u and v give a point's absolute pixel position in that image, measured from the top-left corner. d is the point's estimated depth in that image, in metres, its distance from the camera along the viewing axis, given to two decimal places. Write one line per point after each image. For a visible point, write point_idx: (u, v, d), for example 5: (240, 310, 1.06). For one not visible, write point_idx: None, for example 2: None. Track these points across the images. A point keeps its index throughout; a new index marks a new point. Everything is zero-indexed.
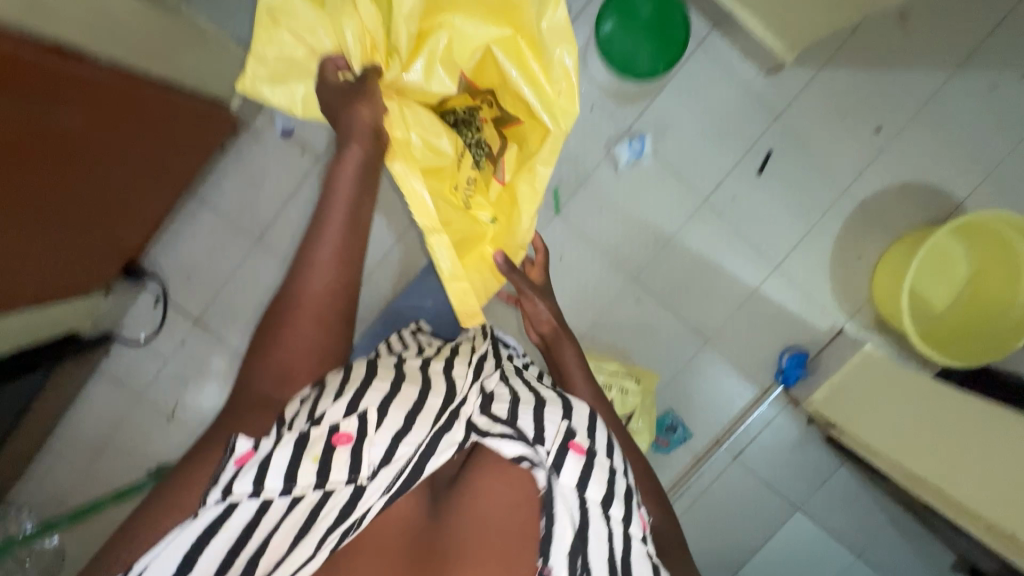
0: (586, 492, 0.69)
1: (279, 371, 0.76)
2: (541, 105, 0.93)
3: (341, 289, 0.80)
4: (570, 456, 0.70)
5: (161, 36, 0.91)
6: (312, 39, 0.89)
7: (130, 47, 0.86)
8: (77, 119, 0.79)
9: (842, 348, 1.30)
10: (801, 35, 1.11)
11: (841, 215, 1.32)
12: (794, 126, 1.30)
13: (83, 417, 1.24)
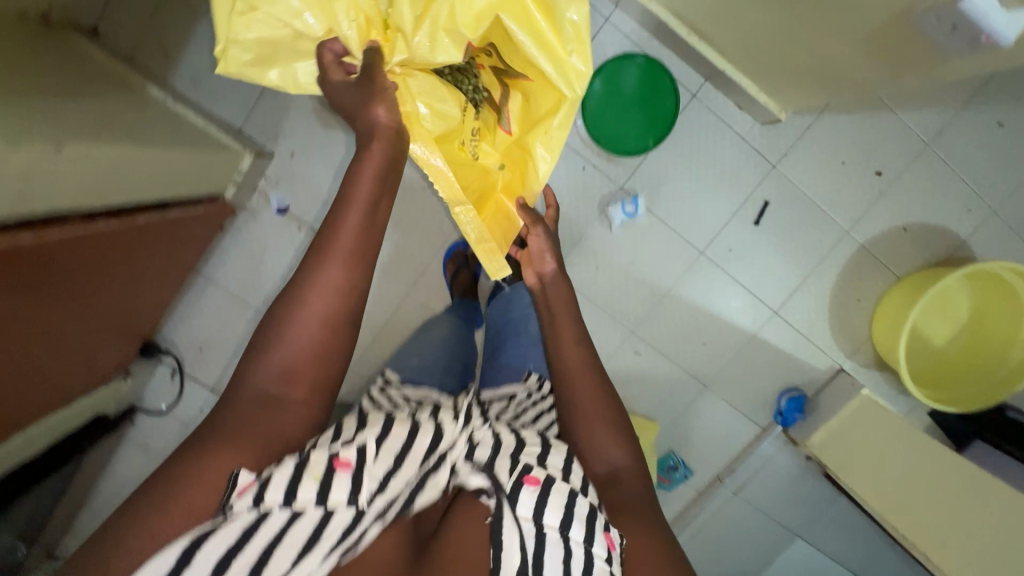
0: (544, 519, 0.63)
1: (280, 371, 0.65)
2: (557, 76, 0.79)
3: (345, 285, 0.68)
4: (528, 488, 0.64)
5: (163, 166, 0.89)
6: (297, 22, 0.77)
7: (128, 189, 0.84)
8: (76, 277, 0.80)
9: (839, 391, 1.34)
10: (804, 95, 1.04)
11: (842, 259, 1.31)
12: (794, 173, 1.24)
13: (117, 475, 1.38)
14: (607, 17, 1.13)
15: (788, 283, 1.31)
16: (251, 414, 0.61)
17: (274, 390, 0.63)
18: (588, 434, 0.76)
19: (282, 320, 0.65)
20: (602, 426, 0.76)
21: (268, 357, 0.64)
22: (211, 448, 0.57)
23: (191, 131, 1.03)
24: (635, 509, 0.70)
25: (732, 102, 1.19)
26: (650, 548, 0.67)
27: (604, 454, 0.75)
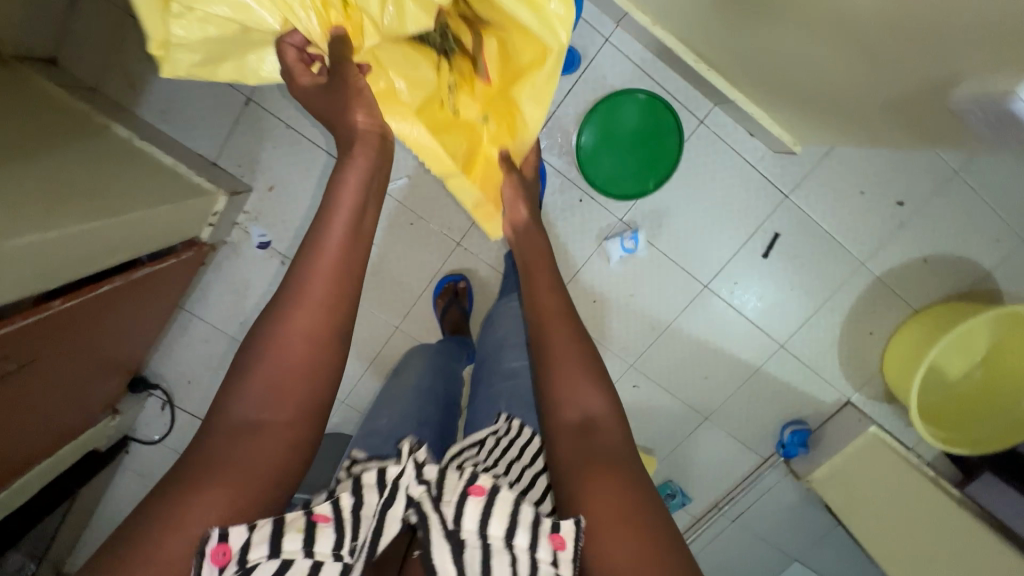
0: (490, 530, 0.50)
1: (262, 394, 0.54)
2: (535, 26, 0.68)
3: (334, 301, 0.62)
4: (473, 501, 0.51)
5: (123, 228, 0.84)
6: (246, 18, 0.73)
7: (87, 258, 0.79)
8: (47, 356, 0.77)
9: (845, 426, 1.30)
10: (826, 129, 0.95)
11: (855, 292, 1.23)
12: (808, 202, 1.16)
13: (114, 501, 1.39)
14: (607, 37, 1.03)
15: (797, 316, 1.25)
16: (226, 451, 0.50)
17: (253, 419, 0.53)
18: (561, 381, 0.64)
19: (263, 346, 0.57)
20: (571, 366, 0.65)
21: (247, 386, 0.55)
22: (177, 501, 0.45)
23: (162, 176, 0.97)
24: (609, 454, 0.56)
25: (743, 128, 1.10)
26: (626, 493, 0.52)
27: (575, 399, 0.62)
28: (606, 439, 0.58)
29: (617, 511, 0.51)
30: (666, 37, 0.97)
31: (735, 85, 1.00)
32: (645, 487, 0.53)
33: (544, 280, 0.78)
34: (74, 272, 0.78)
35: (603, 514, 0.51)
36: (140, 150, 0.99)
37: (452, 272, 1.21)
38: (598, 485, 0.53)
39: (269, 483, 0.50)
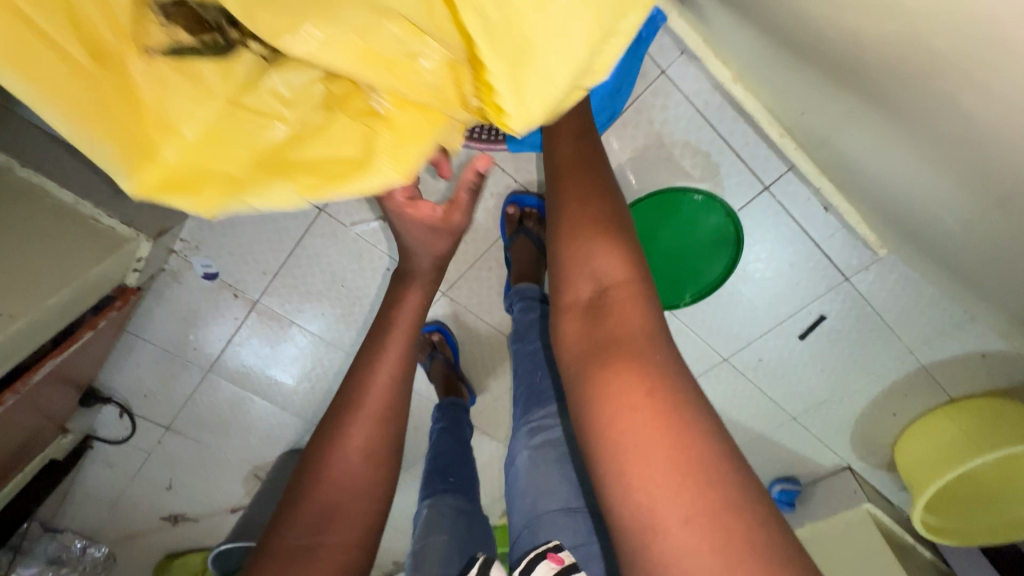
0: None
1: (318, 517, 0.54)
2: None
3: (389, 418, 0.60)
4: (546, 564, 0.47)
5: (19, 334, 0.65)
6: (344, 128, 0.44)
7: None
8: None
9: (837, 491, 1.26)
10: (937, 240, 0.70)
11: (891, 376, 1.08)
12: (867, 288, 0.94)
13: (90, 483, 1.39)
14: (664, 68, 0.76)
15: (817, 395, 1.12)
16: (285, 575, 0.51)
17: (306, 541, 0.53)
18: (569, 258, 0.50)
19: (313, 475, 0.56)
20: (581, 228, 0.51)
21: (301, 515, 0.54)
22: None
23: (57, 230, 0.73)
24: (624, 339, 0.42)
25: (818, 200, 0.84)
26: (647, 394, 0.38)
27: (586, 270, 0.48)
28: (626, 327, 0.43)
29: (646, 423, 0.37)
30: (750, 101, 0.75)
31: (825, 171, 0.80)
32: (691, 401, 0.39)
33: (571, 150, 0.59)
34: None
35: (625, 433, 0.38)
36: (21, 183, 0.72)
37: (436, 320, 1.04)
38: (614, 380, 0.40)
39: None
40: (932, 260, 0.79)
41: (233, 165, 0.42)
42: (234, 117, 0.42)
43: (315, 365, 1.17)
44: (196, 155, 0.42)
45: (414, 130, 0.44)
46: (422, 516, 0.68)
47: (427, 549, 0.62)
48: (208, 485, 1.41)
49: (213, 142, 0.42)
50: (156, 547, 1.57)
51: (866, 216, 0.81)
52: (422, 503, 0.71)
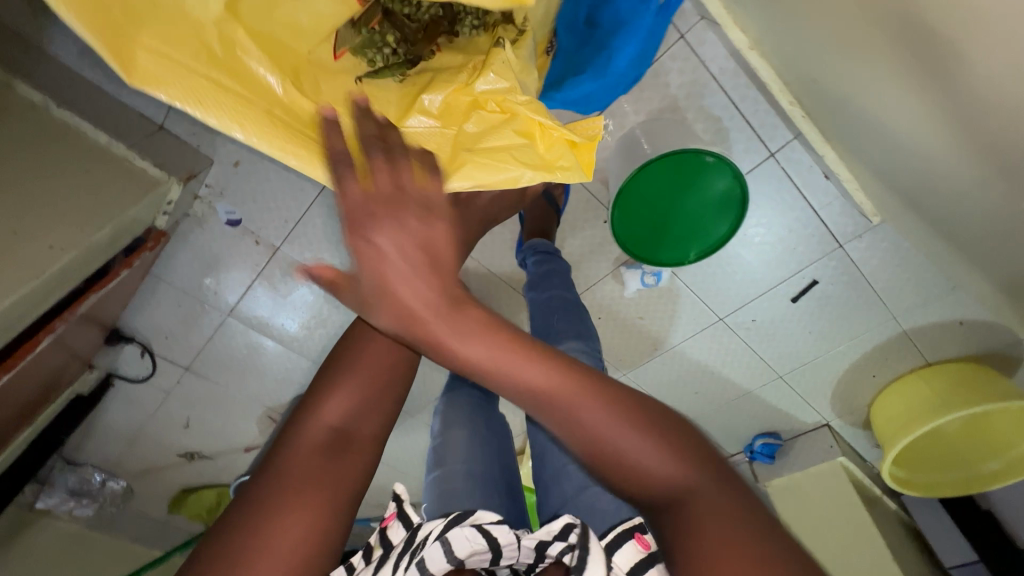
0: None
1: (354, 404, 0.52)
2: None
3: None
4: (633, 546, 0.42)
5: (70, 265, 0.69)
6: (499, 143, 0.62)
7: (22, 309, 0.66)
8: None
9: (814, 446, 1.36)
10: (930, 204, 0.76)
11: (875, 340, 1.14)
12: (858, 255, 1.00)
13: (110, 420, 1.45)
14: (683, 32, 0.79)
15: (804, 356, 1.19)
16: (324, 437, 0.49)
17: (341, 423, 0.50)
18: (605, 465, 0.46)
19: (352, 358, 0.55)
20: (582, 398, 0.47)
21: (344, 388, 0.52)
22: (263, 489, 0.44)
23: (93, 169, 0.76)
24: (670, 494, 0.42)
25: (820, 168, 0.88)
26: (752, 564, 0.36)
27: (602, 452, 0.46)
28: (703, 506, 0.41)
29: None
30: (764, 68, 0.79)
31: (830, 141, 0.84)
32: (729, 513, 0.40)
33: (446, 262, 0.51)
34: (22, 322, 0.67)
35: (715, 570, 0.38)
36: (56, 122, 0.76)
37: None
38: (707, 553, 0.38)
39: (348, 491, 0.46)
40: (923, 229, 0.85)
41: (420, 160, 0.62)
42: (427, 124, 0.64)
43: (326, 312, 1.22)
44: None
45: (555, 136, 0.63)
46: (439, 412, 0.70)
47: (448, 439, 0.63)
48: (223, 425, 1.49)
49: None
50: (172, 481, 1.67)
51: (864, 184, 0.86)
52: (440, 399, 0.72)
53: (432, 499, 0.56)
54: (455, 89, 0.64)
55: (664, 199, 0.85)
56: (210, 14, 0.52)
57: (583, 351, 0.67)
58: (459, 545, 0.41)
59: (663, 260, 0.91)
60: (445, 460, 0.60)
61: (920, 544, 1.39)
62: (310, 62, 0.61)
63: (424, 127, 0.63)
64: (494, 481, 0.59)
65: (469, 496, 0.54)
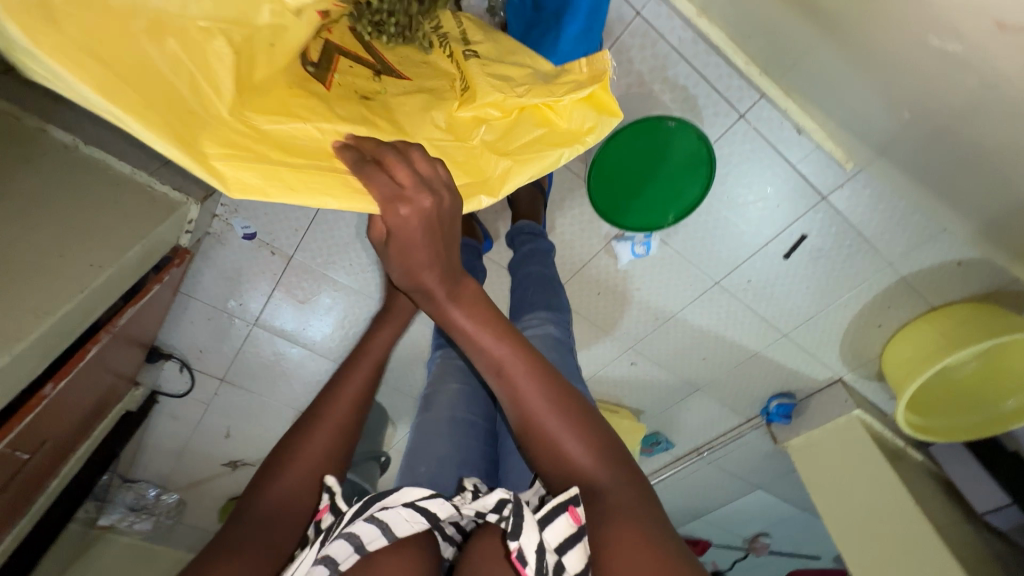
0: (565, 560, 0.41)
1: (301, 479, 0.56)
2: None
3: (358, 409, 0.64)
4: (564, 521, 0.42)
5: (112, 279, 0.78)
6: (522, 138, 0.65)
7: (80, 321, 0.74)
8: (56, 410, 0.78)
9: (828, 402, 1.37)
10: (900, 144, 0.78)
11: (875, 288, 1.15)
12: (842, 205, 1.02)
13: (159, 436, 1.57)
14: (638, 10, 0.84)
15: (806, 311, 1.21)
16: (283, 509, 0.53)
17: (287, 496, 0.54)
18: (538, 443, 0.49)
19: (300, 435, 0.59)
20: (556, 419, 0.48)
21: (295, 463, 0.57)
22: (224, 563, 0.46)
23: (120, 196, 0.85)
24: (616, 508, 0.42)
25: (790, 123, 0.92)
26: (643, 536, 0.40)
27: (564, 469, 0.47)
28: (613, 496, 0.44)
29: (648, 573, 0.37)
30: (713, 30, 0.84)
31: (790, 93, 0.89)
32: (664, 537, 0.40)
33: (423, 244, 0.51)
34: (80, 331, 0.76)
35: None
36: (86, 158, 0.84)
37: None
38: (606, 532, 0.41)
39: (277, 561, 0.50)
40: (898, 169, 0.85)
41: (461, 179, 0.60)
42: (443, 143, 0.61)
43: (346, 315, 1.30)
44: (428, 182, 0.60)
45: (570, 111, 0.66)
46: (435, 364, 0.75)
47: (438, 391, 0.70)
48: (260, 431, 1.59)
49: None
50: (221, 490, 1.78)
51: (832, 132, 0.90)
52: (436, 353, 0.79)
53: (422, 444, 0.62)
54: (455, 107, 0.64)
55: (639, 164, 0.94)
56: (225, 102, 0.48)
57: (551, 322, 0.71)
58: (398, 526, 0.44)
59: (639, 225, 0.98)
60: (437, 408, 0.67)
61: (951, 491, 1.38)
62: (317, 99, 0.57)
63: (444, 144, 0.61)
64: (476, 428, 0.66)
65: (445, 440, 0.62)
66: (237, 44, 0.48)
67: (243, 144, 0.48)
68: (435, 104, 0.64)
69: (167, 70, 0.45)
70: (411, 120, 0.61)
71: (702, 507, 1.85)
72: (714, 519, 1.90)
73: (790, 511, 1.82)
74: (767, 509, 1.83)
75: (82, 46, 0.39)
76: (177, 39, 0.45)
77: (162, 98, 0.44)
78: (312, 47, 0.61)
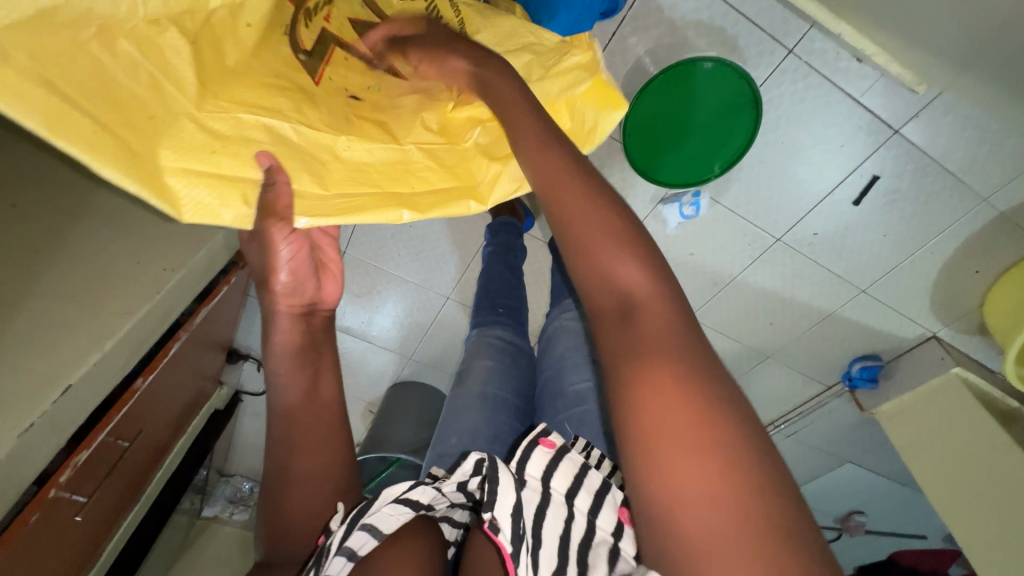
0: (575, 502, 0.46)
1: (300, 532, 0.52)
2: None
3: (332, 421, 0.56)
4: (541, 451, 0.48)
5: (181, 281, 0.84)
6: None
7: (158, 322, 0.80)
8: (151, 403, 0.86)
9: (920, 362, 1.24)
10: (989, 49, 0.68)
11: (967, 230, 1.01)
12: (919, 136, 0.90)
13: (248, 431, 1.71)
14: None
15: (885, 263, 1.10)
16: (292, 532, 0.52)
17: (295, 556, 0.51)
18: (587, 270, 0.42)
19: (285, 452, 0.54)
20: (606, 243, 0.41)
21: (286, 519, 0.52)
22: None
23: None
24: (656, 346, 0.37)
25: (848, 52, 0.83)
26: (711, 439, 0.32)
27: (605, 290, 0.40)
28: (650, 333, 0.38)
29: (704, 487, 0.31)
30: None
31: (846, 16, 0.80)
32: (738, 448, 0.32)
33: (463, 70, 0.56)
34: (161, 331, 0.83)
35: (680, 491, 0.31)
36: None
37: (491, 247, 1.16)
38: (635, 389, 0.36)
39: None
40: (987, 83, 0.75)
41: (447, 181, 0.58)
42: (432, 146, 0.59)
43: (402, 309, 1.34)
44: (371, 181, 0.53)
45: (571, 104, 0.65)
46: (472, 342, 0.77)
47: (473, 366, 0.71)
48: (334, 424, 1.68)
49: (406, 172, 0.56)
50: None
51: (898, 53, 0.80)
52: (473, 331, 0.80)
53: (460, 417, 0.64)
54: (450, 108, 0.62)
55: (667, 128, 0.90)
56: (189, 94, 0.45)
57: None
58: (385, 522, 0.47)
59: (685, 181, 0.94)
60: (477, 383, 0.68)
61: None
62: (306, 93, 0.55)
63: (435, 146, 0.59)
64: (506, 404, 0.67)
65: (476, 413, 0.64)
66: (193, 34, 0.45)
67: (214, 148, 0.45)
68: (428, 105, 0.63)
69: (121, 73, 0.39)
70: (398, 122, 0.60)
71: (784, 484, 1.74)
72: (799, 498, 1.80)
73: (886, 486, 1.68)
74: (860, 485, 1.69)
75: (24, 54, 0.32)
76: (132, 40, 0.39)
77: (113, 100, 0.38)
78: (304, 33, 0.57)
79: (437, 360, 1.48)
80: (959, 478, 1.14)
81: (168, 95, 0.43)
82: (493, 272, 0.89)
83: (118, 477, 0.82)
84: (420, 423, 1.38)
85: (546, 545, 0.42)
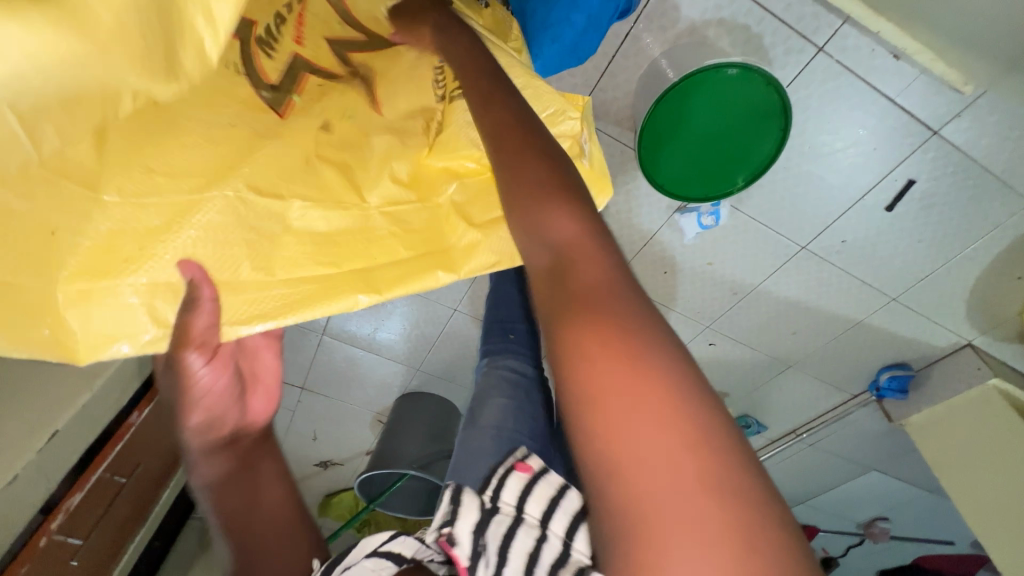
0: (550, 525, 0.41)
1: None
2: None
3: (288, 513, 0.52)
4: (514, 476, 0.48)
5: None
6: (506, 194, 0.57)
7: None
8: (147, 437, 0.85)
9: (954, 372, 1.17)
10: None
11: (1010, 234, 0.94)
12: (961, 138, 0.83)
13: None
14: None
15: (918, 271, 1.03)
16: None
17: None
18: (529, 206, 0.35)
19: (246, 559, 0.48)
20: (543, 190, 0.36)
21: None
22: None
23: None
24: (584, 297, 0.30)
25: (884, 48, 0.76)
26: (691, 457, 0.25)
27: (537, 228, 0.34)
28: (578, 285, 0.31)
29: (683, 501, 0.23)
30: None
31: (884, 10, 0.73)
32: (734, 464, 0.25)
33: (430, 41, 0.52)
34: None
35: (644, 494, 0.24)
36: None
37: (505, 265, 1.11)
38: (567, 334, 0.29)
39: None
40: None
41: (415, 250, 0.50)
42: (402, 207, 0.53)
43: (409, 322, 1.30)
44: (328, 257, 0.47)
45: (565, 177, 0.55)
46: (481, 374, 0.73)
47: (485, 403, 0.67)
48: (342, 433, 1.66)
49: (368, 241, 0.49)
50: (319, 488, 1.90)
51: (943, 49, 0.73)
52: (483, 361, 0.76)
53: (470, 461, 0.60)
54: (423, 155, 0.57)
55: (677, 146, 0.84)
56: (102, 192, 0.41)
57: None
58: None
59: (706, 195, 0.89)
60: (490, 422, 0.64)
61: None
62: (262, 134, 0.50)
63: (403, 206, 0.53)
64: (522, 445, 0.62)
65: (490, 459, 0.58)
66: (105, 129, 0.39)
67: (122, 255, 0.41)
68: (401, 151, 0.56)
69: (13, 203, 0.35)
70: (365, 169, 0.54)
71: (806, 490, 1.69)
72: (822, 503, 1.75)
73: (914, 493, 1.62)
74: (886, 492, 1.63)
75: None
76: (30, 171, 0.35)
77: None
78: (271, 62, 0.53)
79: (446, 370, 1.44)
80: (996, 494, 1.08)
81: (74, 197, 0.39)
82: (503, 292, 0.84)
83: (116, 512, 0.81)
84: (429, 435, 1.34)
85: (512, 561, 0.40)
